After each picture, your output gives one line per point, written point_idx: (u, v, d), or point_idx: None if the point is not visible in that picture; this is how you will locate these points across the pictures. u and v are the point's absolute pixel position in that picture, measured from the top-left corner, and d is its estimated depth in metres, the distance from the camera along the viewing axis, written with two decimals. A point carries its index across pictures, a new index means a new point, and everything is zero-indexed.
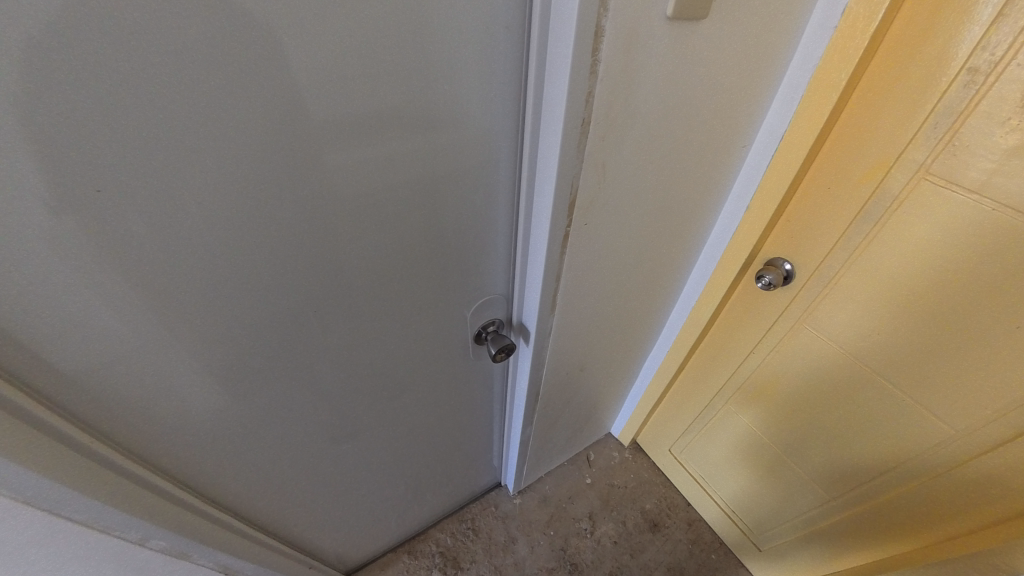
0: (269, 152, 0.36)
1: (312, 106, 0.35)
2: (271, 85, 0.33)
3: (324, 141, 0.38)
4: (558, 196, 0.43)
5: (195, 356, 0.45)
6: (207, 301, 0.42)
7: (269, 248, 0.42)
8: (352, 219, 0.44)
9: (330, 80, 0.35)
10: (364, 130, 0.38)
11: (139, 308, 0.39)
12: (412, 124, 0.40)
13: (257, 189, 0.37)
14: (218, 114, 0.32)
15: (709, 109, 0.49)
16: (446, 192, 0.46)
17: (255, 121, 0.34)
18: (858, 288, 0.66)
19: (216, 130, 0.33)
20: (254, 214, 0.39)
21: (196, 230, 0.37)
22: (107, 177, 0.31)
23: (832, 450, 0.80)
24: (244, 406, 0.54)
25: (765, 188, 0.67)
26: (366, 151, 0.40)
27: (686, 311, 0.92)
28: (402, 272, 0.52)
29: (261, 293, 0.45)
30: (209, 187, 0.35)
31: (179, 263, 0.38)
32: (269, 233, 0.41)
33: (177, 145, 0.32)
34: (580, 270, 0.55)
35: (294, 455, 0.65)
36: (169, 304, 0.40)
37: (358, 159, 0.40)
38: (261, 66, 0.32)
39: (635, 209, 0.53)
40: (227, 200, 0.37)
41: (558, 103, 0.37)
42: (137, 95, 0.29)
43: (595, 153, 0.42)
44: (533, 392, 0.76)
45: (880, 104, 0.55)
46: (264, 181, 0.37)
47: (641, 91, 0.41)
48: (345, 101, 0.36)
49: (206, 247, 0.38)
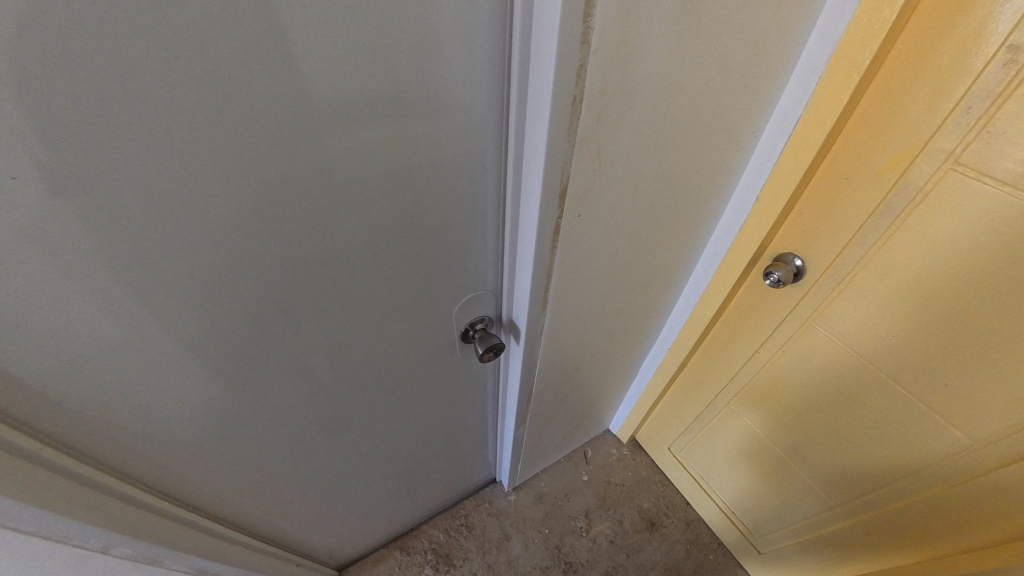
0: (216, 134, 0.31)
1: (260, 83, 0.30)
2: (206, 56, 0.27)
3: (279, 125, 0.33)
4: (548, 185, 0.39)
5: (151, 360, 0.41)
6: (157, 301, 0.38)
7: (226, 241, 0.37)
8: (323, 207, 0.39)
9: (278, 51, 0.29)
10: (327, 114, 0.34)
11: (79, 311, 0.35)
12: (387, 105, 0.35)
13: (206, 175, 0.33)
14: (147, 88, 0.27)
15: (716, 91, 0.45)
16: (429, 180, 0.42)
17: (196, 96, 0.29)
18: (873, 287, 0.62)
19: (149, 106, 0.28)
20: (205, 204, 0.34)
21: (135, 223, 0.32)
22: (17, 159, 0.26)
23: (839, 454, 0.77)
24: (213, 410, 0.50)
25: (778, 178, 0.63)
26: (332, 139, 0.35)
27: (688, 308, 0.88)
28: (384, 265, 0.48)
29: (224, 291, 0.40)
30: (147, 179, 0.31)
31: (122, 263, 0.34)
32: (224, 224, 0.36)
33: (105, 132, 0.28)
34: (574, 263, 0.51)
35: (273, 456, 0.63)
36: (113, 306, 0.36)
37: (323, 147, 0.35)
38: (193, 34, 0.26)
39: (634, 198, 0.49)
40: (171, 188, 0.32)
41: (546, 78, 0.32)
42: (44, 60, 0.24)
43: (588, 137, 0.38)
44: (525, 390, 0.73)
45: (907, 87, 0.50)
46: (213, 167, 0.32)
47: (640, 69, 0.36)
48: (304, 79, 0.31)
49: (152, 246, 0.34)
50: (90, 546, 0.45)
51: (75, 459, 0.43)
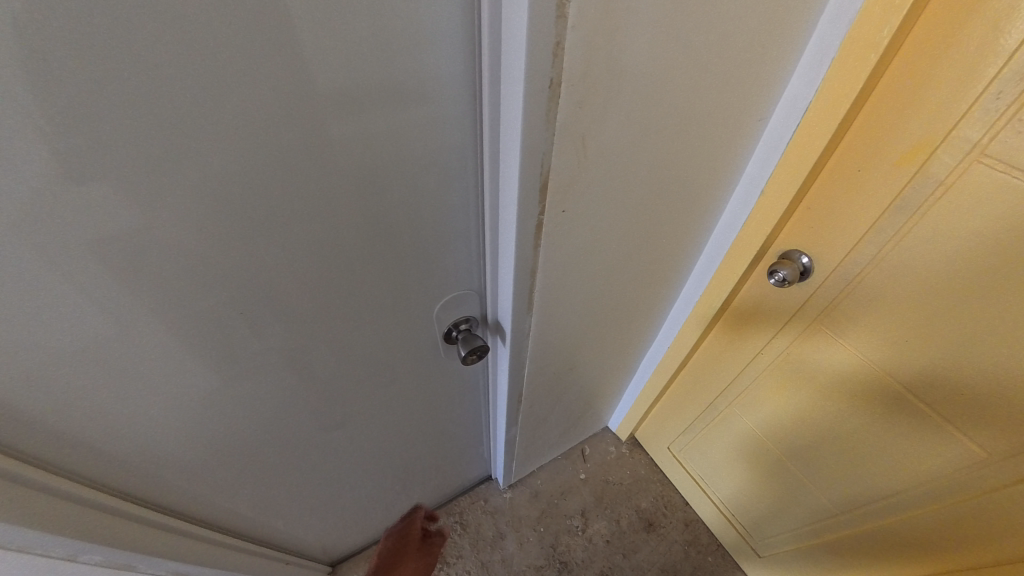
0: (145, 124, 0.28)
1: (196, 69, 0.27)
2: (130, 40, 0.24)
3: (223, 116, 0.29)
4: (526, 178, 0.36)
5: (103, 371, 0.39)
6: (103, 309, 0.35)
7: (172, 243, 0.34)
8: (281, 203, 0.36)
9: (214, 31, 0.26)
10: (278, 103, 0.30)
11: (16, 324, 0.32)
12: (348, 91, 0.31)
13: (140, 170, 0.29)
14: (63, 75, 0.24)
15: (715, 73, 0.41)
16: (401, 172, 0.38)
17: (120, 82, 0.25)
18: (888, 288, 0.58)
19: (66, 96, 0.25)
20: (144, 203, 0.31)
21: (71, 226, 0.30)
22: None
23: (845, 461, 0.74)
24: (181, 419, 0.48)
25: (785, 169, 0.58)
26: (285, 130, 0.32)
27: (688, 306, 0.85)
28: (357, 265, 0.44)
29: (181, 298, 0.38)
30: (79, 178, 0.28)
31: (63, 269, 0.31)
32: (169, 225, 0.33)
33: (23, 128, 0.25)
34: (560, 260, 0.48)
35: (252, 460, 0.61)
36: (52, 315, 0.33)
37: (275, 138, 0.32)
38: (110, 13, 0.23)
39: (624, 192, 0.46)
40: (104, 186, 0.29)
41: (518, 58, 0.29)
42: None
43: (570, 125, 0.34)
44: (515, 391, 0.70)
45: (931, 69, 0.45)
46: (148, 161, 0.29)
47: (628, 46, 0.33)
48: (244, 60, 0.27)
49: (95, 250, 0.32)
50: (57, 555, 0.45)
51: (41, 467, 0.42)
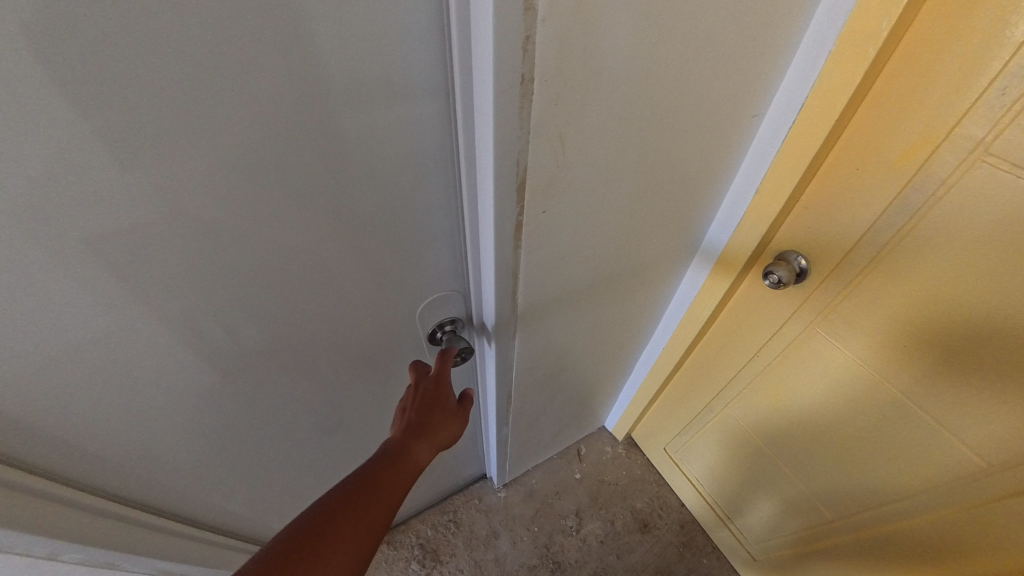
0: (102, 124, 0.27)
1: (152, 67, 0.26)
2: (81, 37, 0.24)
3: (184, 115, 0.29)
4: (501, 180, 0.35)
5: (78, 373, 0.39)
6: (73, 311, 0.35)
7: (140, 244, 0.34)
8: (250, 203, 0.35)
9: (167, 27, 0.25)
10: (240, 101, 0.29)
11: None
12: (316, 89, 0.30)
13: (101, 172, 0.29)
14: (13, 73, 0.24)
15: (703, 69, 0.40)
16: (374, 172, 0.37)
17: (72, 81, 0.25)
18: (886, 291, 0.56)
19: (19, 94, 0.25)
20: (108, 204, 0.31)
21: (35, 225, 0.30)
22: None
23: (842, 466, 0.73)
24: (161, 422, 0.48)
25: (780, 167, 0.57)
26: (249, 128, 0.31)
27: (682, 308, 0.83)
28: (333, 266, 0.43)
29: (153, 300, 0.38)
30: (39, 176, 0.28)
31: (27, 267, 0.31)
32: (135, 227, 0.33)
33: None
34: (543, 261, 0.47)
35: (236, 461, 0.60)
36: (21, 317, 0.34)
37: (240, 138, 0.31)
38: (57, 10, 0.23)
39: (609, 191, 0.45)
40: (67, 188, 0.29)
41: (486, 57, 0.28)
42: None
43: (546, 123, 0.33)
44: (504, 391, 0.70)
45: (933, 64, 0.43)
46: (107, 163, 0.29)
47: (605, 42, 0.31)
48: (202, 58, 0.27)
49: (61, 249, 0.31)
50: (38, 553, 0.45)
51: (18, 469, 0.42)
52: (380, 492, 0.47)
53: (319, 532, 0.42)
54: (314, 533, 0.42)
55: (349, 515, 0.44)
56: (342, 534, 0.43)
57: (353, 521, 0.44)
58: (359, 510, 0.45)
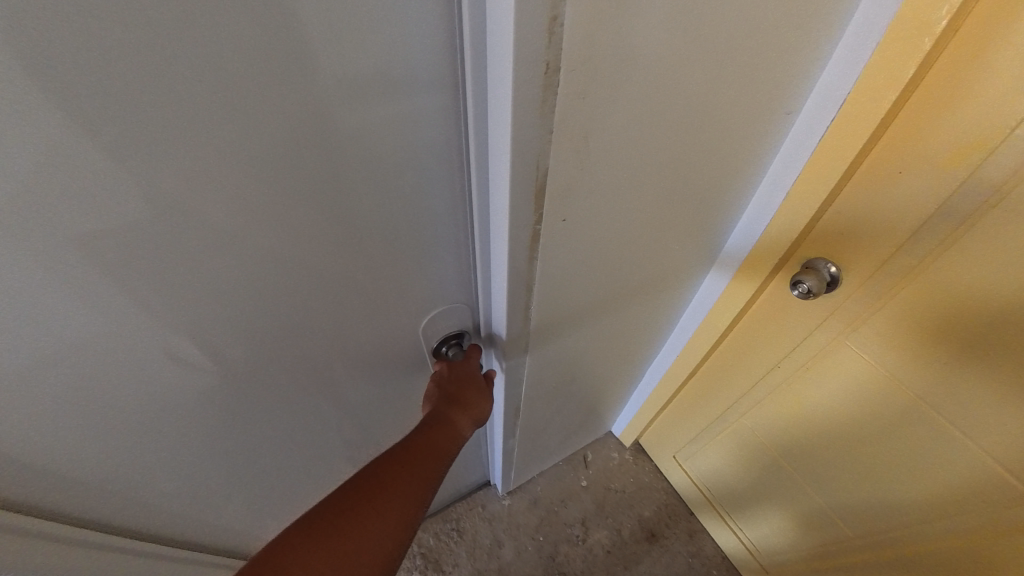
0: (56, 127, 0.23)
1: (109, 61, 0.22)
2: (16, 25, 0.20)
3: (151, 118, 0.24)
4: (518, 186, 0.31)
5: (50, 401, 0.35)
6: (37, 336, 0.31)
7: (110, 261, 0.30)
8: (233, 216, 0.31)
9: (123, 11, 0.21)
10: (218, 101, 0.25)
11: None
12: (308, 86, 0.26)
13: (59, 184, 0.25)
14: None
15: (739, 61, 0.36)
16: (374, 176, 0.33)
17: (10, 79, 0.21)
18: (925, 303, 0.52)
19: None
20: (69, 219, 0.27)
21: None
22: None
23: (866, 483, 0.70)
24: (147, 445, 0.44)
25: (813, 168, 0.52)
26: (230, 130, 0.26)
27: (699, 315, 0.79)
28: (328, 278, 0.39)
29: (130, 323, 0.34)
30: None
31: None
32: (100, 242, 0.28)
33: None
34: (558, 272, 0.43)
35: (226, 482, 0.56)
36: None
37: (220, 143, 0.27)
38: None
39: (631, 195, 0.41)
40: (16, 203, 0.25)
41: (506, 45, 0.24)
42: None
43: (569, 121, 0.29)
44: (511, 403, 0.66)
45: (994, 58, 0.39)
46: (64, 172, 0.25)
47: (639, 28, 0.27)
48: (170, 52, 0.22)
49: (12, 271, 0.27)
50: None
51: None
52: (423, 451, 0.50)
53: (372, 487, 0.46)
54: (367, 488, 0.46)
55: (396, 476, 0.47)
56: (390, 493, 0.46)
57: (400, 482, 0.47)
58: (405, 471, 0.48)
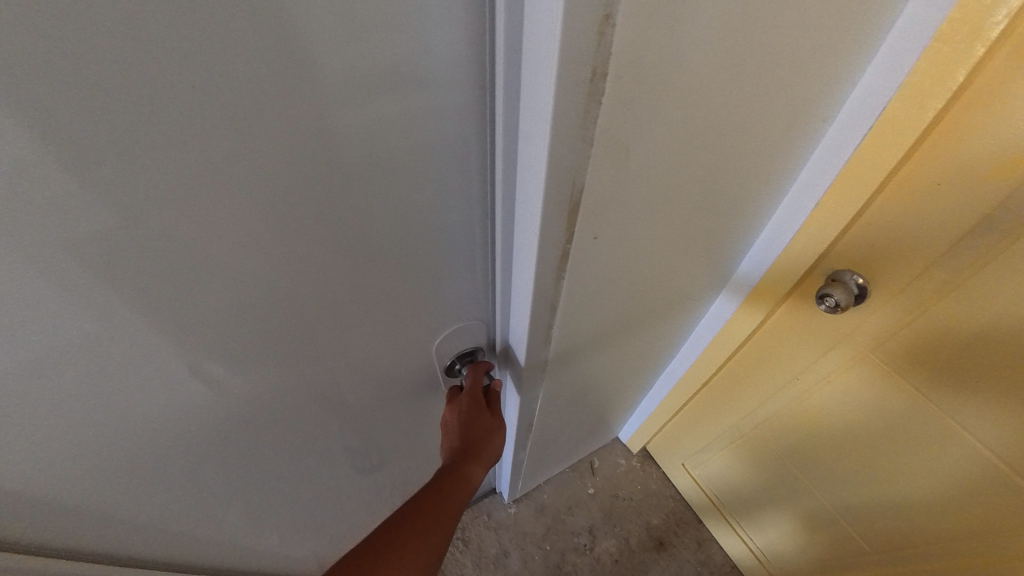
0: (15, 140, 0.19)
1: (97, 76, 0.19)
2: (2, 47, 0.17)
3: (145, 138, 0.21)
4: (552, 202, 0.27)
5: (22, 449, 0.31)
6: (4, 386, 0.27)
7: (88, 292, 0.26)
8: (236, 239, 0.28)
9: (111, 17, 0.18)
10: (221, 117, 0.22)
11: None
12: (318, 87, 0.23)
13: (19, 207, 0.21)
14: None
15: (787, 66, 0.33)
16: (388, 188, 0.30)
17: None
18: (960, 320, 0.50)
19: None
20: (37, 246, 0.23)
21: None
22: None
23: (889, 495, 0.69)
24: (134, 489, 0.40)
25: (843, 180, 0.49)
26: (229, 147, 0.23)
27: (715, 328, 0.76)
28: (337, 297, 0.36)
29: (115, 359, 0.30)
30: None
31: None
32: (87, 277, 0.25)
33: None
34: (583, 291, 0.40)
35: (233, 518, 0.53)
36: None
37: (222, 161, 0.24)
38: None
39: (665, 211, 0.38)
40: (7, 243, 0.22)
41: (550, 43, 0.20)
42: None
43: (613, 136, 0.26)
44: (525, 418, 0.64)
45: None
46: (27, 194, 0.21)
47: (692, 30, 0.24)
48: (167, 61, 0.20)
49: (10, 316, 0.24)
50: None
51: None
52: (444, 499, 0.48)
53: (393, 545, 0.43)
54: (388, 546, 0.43)
55: (418, 530, 0.45)
56: (414, 548, 0.43)
57: (424, 535, 0.45)
58: (427, 523, 0.45)
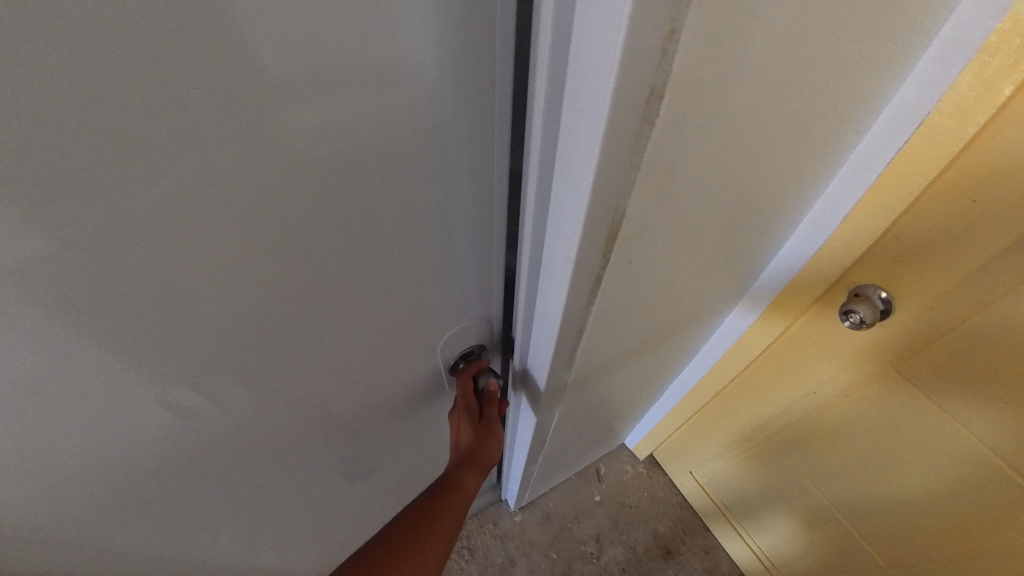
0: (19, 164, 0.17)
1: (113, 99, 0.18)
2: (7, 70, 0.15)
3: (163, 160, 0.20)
4: (590, 225, 0.26)
5: (20, 484, 0.29)
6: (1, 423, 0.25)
7: (95, 320, 0.24)
8: (251, 260, 0.27)
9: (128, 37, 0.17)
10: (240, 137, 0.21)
11: None
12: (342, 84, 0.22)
13: (20, 232, 0.19)
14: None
15: (834, 82, 0.31)
16: (407, 195, 0.29)
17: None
18: (992, 338, 0.49)
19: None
20: (40, 274, 0.21)
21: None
22: None
23: (904, 507, 0.69)
24: (137, 519, 0.38)
25: (879, 194, 0.48)
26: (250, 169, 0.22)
27: (732, 339, 0.74)
28: (351, 312, 0.35)
29: (121, 388, 0.28)
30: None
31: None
32: (97, 305, 0.24)
33: None
34: (610, 313, 0.38)
35: (236, 536, 0.51)
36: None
37: (241, 180, 0.23)
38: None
39: (697, 231, 0.36)
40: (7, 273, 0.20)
41: (606, 66, 0.18)
42: None
43: (659, 162, 0.24)
44: (538, 434, 0.62)
45: None
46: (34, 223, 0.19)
47: (753, 50, 0.22)
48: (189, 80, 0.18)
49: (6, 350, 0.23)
50: None
51: None
52: (441, 507, 0.50)
53: (391, 550, 0.45)
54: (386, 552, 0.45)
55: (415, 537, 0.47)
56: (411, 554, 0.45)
57: (421, 542, 0.47)
58: (425, 531, 0.48)
